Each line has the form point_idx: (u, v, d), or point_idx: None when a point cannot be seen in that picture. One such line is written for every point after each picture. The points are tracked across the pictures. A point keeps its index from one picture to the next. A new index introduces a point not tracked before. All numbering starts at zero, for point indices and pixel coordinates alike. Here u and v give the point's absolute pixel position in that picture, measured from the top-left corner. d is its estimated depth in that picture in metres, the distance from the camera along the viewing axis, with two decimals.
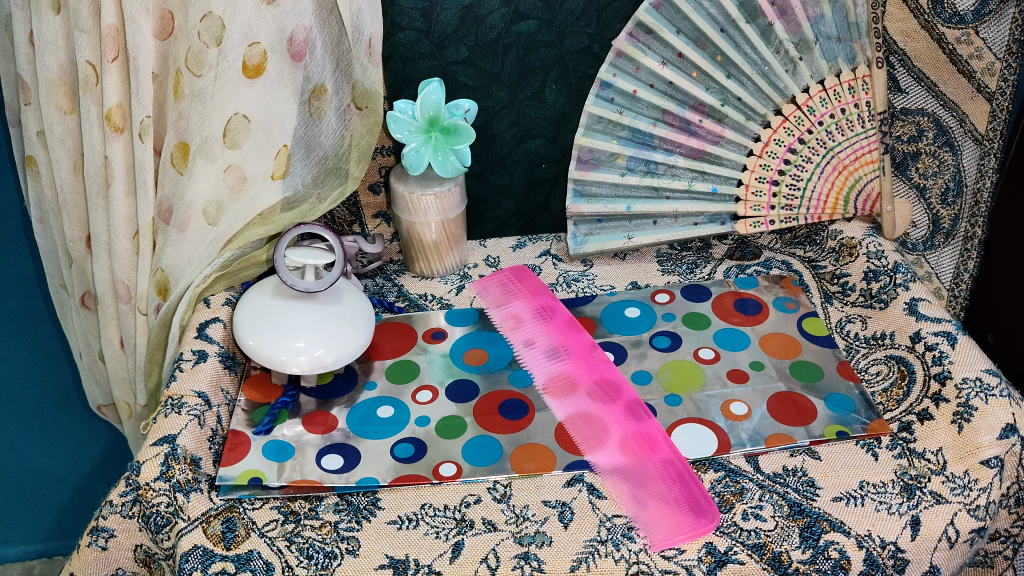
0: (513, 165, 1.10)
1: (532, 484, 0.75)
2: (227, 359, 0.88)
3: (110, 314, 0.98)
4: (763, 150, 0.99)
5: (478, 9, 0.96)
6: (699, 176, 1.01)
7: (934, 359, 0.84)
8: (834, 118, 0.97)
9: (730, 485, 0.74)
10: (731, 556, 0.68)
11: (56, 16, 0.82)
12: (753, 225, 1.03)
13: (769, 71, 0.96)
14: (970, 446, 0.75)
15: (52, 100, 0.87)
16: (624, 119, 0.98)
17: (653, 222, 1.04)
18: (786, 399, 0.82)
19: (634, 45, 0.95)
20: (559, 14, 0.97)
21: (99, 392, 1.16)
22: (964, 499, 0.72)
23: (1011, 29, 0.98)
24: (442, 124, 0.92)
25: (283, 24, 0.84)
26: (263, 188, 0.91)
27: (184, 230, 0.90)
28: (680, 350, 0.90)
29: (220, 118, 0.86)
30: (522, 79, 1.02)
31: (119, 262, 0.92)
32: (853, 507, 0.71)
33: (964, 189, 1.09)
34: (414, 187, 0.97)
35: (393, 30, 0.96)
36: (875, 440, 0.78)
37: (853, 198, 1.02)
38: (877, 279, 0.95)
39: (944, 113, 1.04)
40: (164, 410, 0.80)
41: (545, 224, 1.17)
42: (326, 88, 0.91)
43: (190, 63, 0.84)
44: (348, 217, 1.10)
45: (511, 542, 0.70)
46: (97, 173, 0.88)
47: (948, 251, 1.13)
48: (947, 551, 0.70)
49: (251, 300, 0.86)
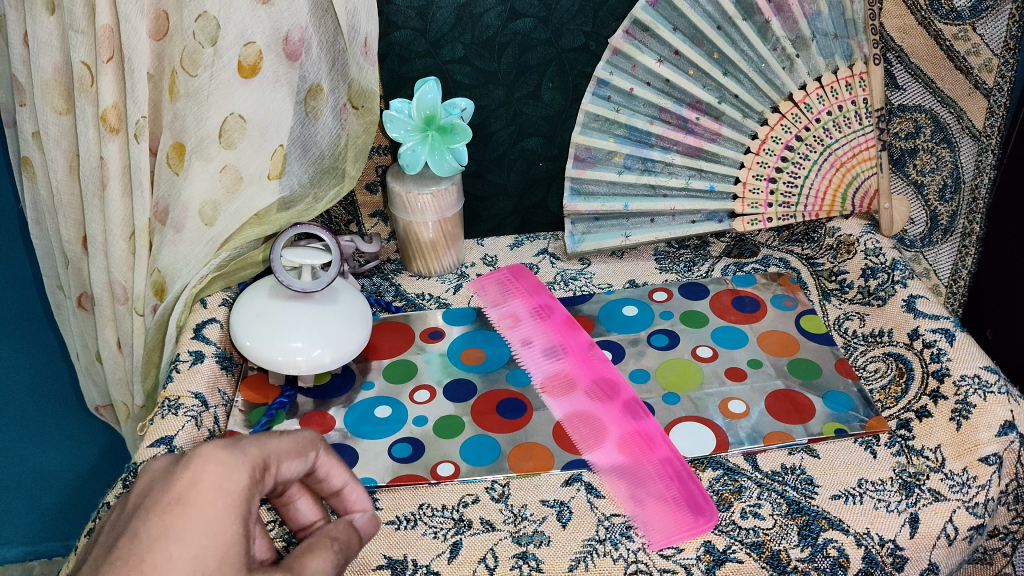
0: (510, 164, 1.10)
1: (530, 484, 0.75)
2: (224, 360, 0.88)
3: (107, 314, 0.98)
4: (761, 147, 0.99)
5: (473, 8, 0.96)
6: (696, 173, 1.01)
7: (932, 356, 0.84)
8: (831, 115, 0.97)
9: (728, 483, 0.74)
10: (730, 555, 0.67)
11: (51, 16, 0.82)
12: (750, 222, 1.02)
13: (766, 69, 0.95)
14: (969, 443, 0.75)
15: (47, 100, 0.86)
16: (621, 117, 0.98)
17: (650, 221, 1.04)
18: (783, 396, 0.82)
19: (631, 42, 0.94)
20: (555, 12, 0.97)
21: (96, 393, 1.15)
22: (964, 496, 0.71)
23: (1008, 25, 0.98)
24: (439, 123, 0.92)
25: (278, 23, 0.84)
26: (260, 188, 0.91)
27: (180, 230, 0.89)
28: (678, 348, 0.90)
29: (216, 118, 0.85)
30: (519, 78, 1.02)
31: (116, 262, 0.92)
32: (852, 505, 0.71)
33: (962, 185, 1.08)
34: (410, 186, 0.96)
35: (389, 29, 0.96)
36: (873, 437, 0.78)
37: (851, 195, 1.01)
38: (875, 276, 0.95)
39: (942, 109, 1.04)
40: (161, 411, 0.80)
41: (543, 223, 1.17)
42: (322, 88, 0.91)
43: (185, 63, 0.83)
44: (345, 216, 1.10)
45: (510, 542, 0.70)
46: (93, 173, 0.88)
47: (946, 247, 1.13)
48: (946, 548, 0.69)
49: (248, 301, 0.86)
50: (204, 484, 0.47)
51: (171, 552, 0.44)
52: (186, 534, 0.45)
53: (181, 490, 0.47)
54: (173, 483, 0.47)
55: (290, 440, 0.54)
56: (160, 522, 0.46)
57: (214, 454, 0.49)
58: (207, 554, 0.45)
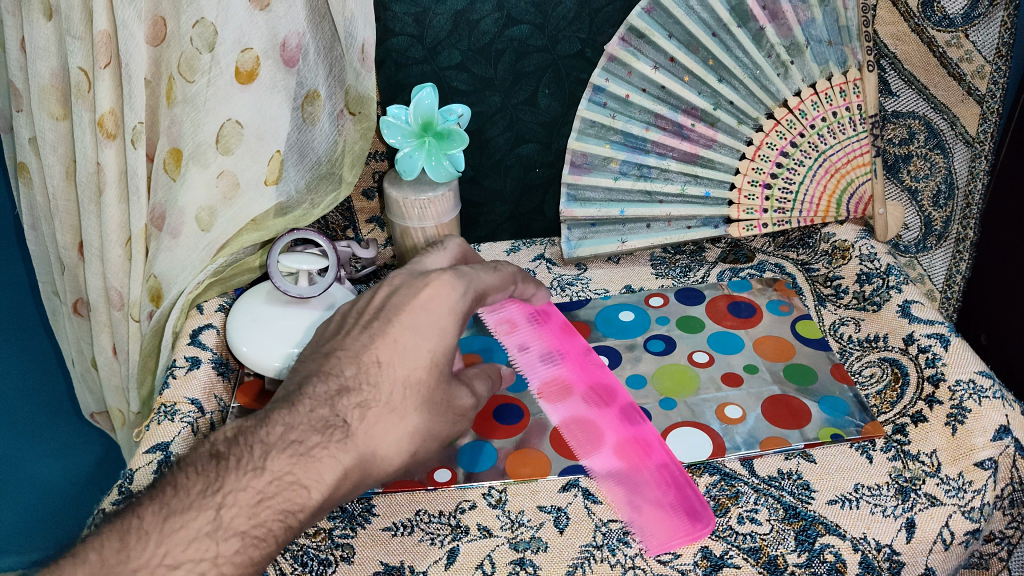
0: (507, 170, 1.10)
1: (527, 490, 0.75)
2: (220, 366, 0.87)
3: (103, 320, 0.97)
4: (756, 154, 1.00)
5: (470, 14, 0.96)
6: (691, 179, 1.02)
7: (927, 361, 0.84)
8: (826, 121, 0.98)
9: (725, 489, 0.74)
10: (727, 560, 0.68)
11: (48, 22, 0.81)
12: (746, 228, 1.03)
13: (761, 75, 0.96)
14: (964, 448, 0.76)
15: (44, 106, 0.86)
16: (617, 124, 0.98)
17: (646, 226, 1.05)
18: (779, 401, 0.82)
19: (627, 49, 0.95)
20: (551, 19, 0.97)
21: (93, 399, 1.15)
22: (959, 501, 0.72)
23: (1000, 32, 0.98)
24: (435, 129, 0.92)
25: (275, 29, 0.85)
26: (257, 194, 0.92)
27: (176, 236, 0.89)
28: (675, 353, 0.90)
29: (213, 124, 0.86)
30: (516, 83, 1.02)
31: (112, 268, 0.91)
32: (848, 510, 0.71)
33: (955, 192, 1.09)
34: (407, 191, 0.96)
35: (386, 35, 0.96)
36: (870, 442, 0.78)
37: (845, 201, 1.02)
38: (870, 281, 0.96)
39: (935, 116, 1.05)
40: (157, 418, 0.80)
41: (539, 228, 1.17)
42: (319, 94, 0.91)
43: (182, 69, 0.83)
44: (342, 221, 1.10)
45: (507, 548, 0.70)
46: (89, 179, 0.88)
47: (940, 253, 1.14)
48: (942, 553, 0.69)
49: (244, 308, 0.87)
50: (437, 301, 0.69)
51: (411, 342, 0.67)
52: (420, 332, 0.68)
53: (425, 300, 0.69)
54: (420, 294, 0.70)
55: (498, 278, 0.77)
56: (407, 321, 0.68)
57: (450, 280, 0.71)
58: (436, 351, 0.68)
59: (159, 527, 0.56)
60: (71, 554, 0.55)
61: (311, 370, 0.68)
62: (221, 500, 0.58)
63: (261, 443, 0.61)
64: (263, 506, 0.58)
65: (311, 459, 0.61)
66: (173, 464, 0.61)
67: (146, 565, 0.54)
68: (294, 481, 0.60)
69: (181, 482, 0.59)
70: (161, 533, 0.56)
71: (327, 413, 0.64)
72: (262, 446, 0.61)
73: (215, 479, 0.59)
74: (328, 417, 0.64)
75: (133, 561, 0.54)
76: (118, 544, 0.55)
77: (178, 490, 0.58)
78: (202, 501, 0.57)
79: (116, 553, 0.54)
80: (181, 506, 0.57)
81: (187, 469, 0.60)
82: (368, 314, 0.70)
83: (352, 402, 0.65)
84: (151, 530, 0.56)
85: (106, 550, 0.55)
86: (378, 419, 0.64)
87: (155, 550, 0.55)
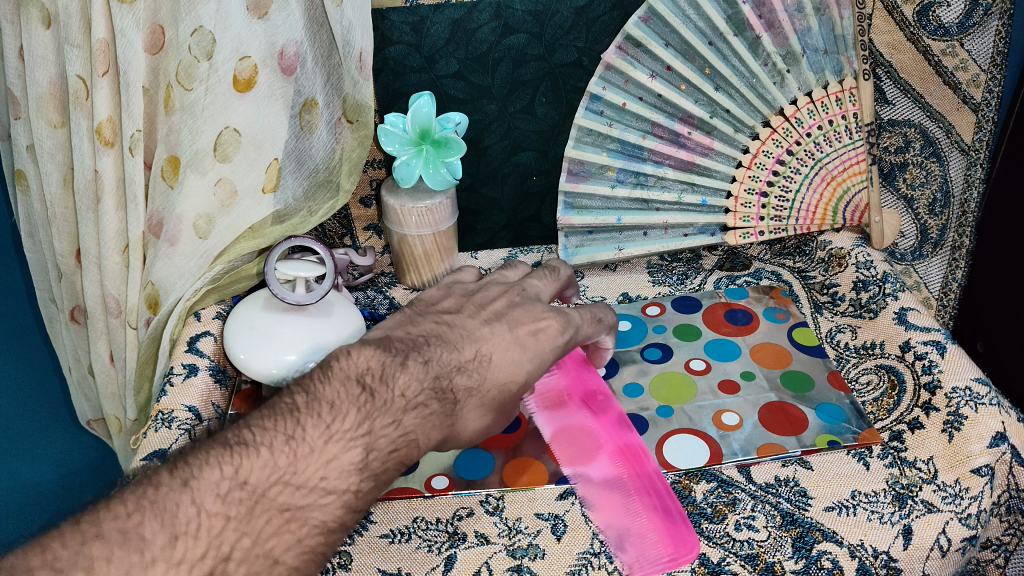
0: (504, 178, 1.11)
1: (525, 497, 0.75)
2: (219, 373, 0.87)
3: (101, 327, 0.97)
4: (752, 161, 1.00)
5: (468, 23, 0.96)
6: (688, 187, 1.02)
7: (923, 368, 0.84)
8: (822, 129, 0.98)
9: (722, 496, 0.74)
10: (725, 567, 0.68)
11: (47, 31, 0.82)
12: (742, 235, 1.03)
13: (757, 83, 0.97)
14: (961, 455, 0.76)
15: (42, 114, 0.87)
16: (614, 132, 0.99)
17: (643, 234, 1.05)
18: (777, 408, 0.82)
19: (623, 58, 0.95)
20: (548, 28, 0.98)
21: (88, 407, 1.15)
22: (956, 508, 0.72)
23: (995, 41, 0.99)
24: (433, 137, 0.92)
25: (273, 38, 0.85)
26: (254, 202, 0.92)
27: (174, 244, 0.90)
28: (672, 360, 0.90)
29: (211, 132, 0.86)
30: (512, 92, 1.03)
31: (110, 275, 0.91)
32: (845, 516, 0.71)
33: (952, 199, 1.09)
34: (405, 199, 0.96)
35: (384, 44, 0.97)
36: (866, 449, 0.78)
37: (842, 209, 1.03)
38: (866, 288, 0.96)
39: (931, 124, 1.05)
40: (154, 425, 0.80)
41: (536, 236, 1.18)
42: (316, 102, 0.92)
43: (180, 78, 0.84)
44: (339, 229, 1.11)
45: (504, 555, 0.70)
46: (87, 187, 0.88)
47: (937, 260, 1.14)
48: (939, 560, 0.69)
49: (242, 314, 0.86)
50: (548, 335, 0.70)
51: (515, 356, 0.67)
52: (528, 352, 0.68)
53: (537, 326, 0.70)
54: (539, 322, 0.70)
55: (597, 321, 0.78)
56: (518, 337, 0.68)
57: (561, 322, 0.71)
58: (535, 372, 0.68)
59: (320, 446, 0.55)
60: (242, 444, 0.54)
61: (430, 332, 0.67)
62: (368, 441, 0.57)
63: (400, 394, 0.60)
64: (391, 457, 0.58)
65: (430, 423, 0.61)
66: (323, 373, 0.60)
67: (307, 483, 0.53)
68: (414, 441, 0.60)
69: (336, 405, 0.58)
70: (322, 452, 0.55)
71: (446, 384, 0.63)
72: (400, 399, 0.60)
73: (365, 418, 0.58)
74: (445, 387, 0.63)
75: (300, 475, 0.53)
76: (287, 450, 0.54)
77: (335, 415, 0.57)
78: (353, 433, 0.57)
79: (284, 460, 0.54)
80: (339, 433, 0.56)
81: (339, 390, 0.59)
82: (487, 313, 0.70)
83: (464, 383, 0.64)
84: (314, 448, 0.55)
85: (277, 452, 0.54)
86: (472, 409, 0.64)
87: (317, 468, 0.54)
